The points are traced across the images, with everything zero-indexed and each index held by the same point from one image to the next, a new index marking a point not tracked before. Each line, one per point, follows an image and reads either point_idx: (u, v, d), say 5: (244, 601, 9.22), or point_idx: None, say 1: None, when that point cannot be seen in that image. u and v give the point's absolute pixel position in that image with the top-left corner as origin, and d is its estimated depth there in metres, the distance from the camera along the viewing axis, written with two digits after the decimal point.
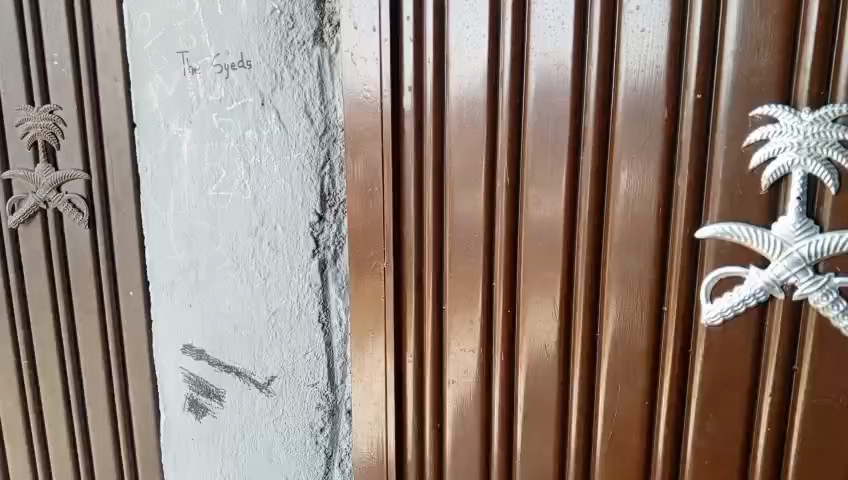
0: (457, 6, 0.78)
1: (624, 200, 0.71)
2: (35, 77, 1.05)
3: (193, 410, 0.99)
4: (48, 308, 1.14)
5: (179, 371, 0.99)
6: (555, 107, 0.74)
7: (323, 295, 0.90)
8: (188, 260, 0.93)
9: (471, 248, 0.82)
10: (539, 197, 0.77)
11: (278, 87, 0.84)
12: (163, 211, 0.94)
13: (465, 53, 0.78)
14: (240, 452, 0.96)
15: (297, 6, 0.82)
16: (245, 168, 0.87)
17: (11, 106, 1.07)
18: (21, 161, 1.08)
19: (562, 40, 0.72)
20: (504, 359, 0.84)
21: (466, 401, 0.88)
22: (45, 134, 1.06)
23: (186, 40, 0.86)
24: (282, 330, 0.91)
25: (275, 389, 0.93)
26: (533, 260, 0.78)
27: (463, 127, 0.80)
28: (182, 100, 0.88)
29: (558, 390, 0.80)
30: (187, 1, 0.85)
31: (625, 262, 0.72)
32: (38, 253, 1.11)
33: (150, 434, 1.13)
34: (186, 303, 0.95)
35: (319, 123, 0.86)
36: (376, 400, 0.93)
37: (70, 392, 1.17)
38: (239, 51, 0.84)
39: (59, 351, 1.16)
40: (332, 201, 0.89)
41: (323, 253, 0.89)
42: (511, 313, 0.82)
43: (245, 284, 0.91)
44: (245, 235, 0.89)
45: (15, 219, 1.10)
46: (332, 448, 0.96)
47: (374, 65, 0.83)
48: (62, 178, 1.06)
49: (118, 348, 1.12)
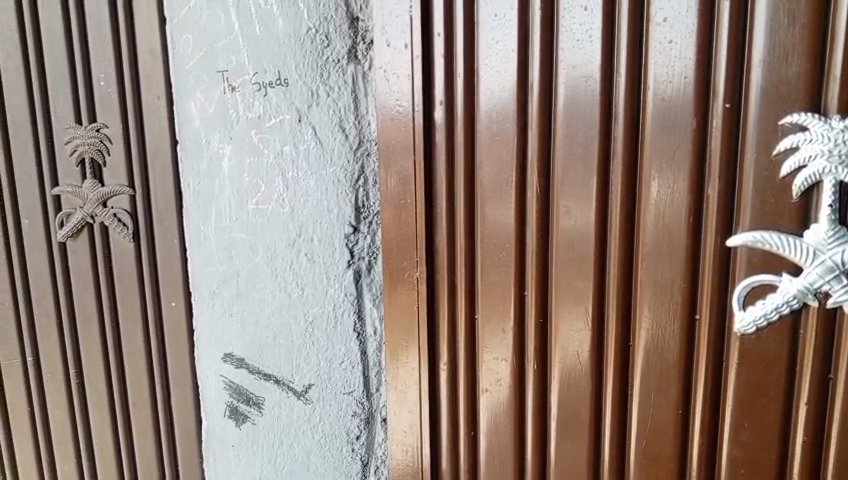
0: (487, 21, 0.80)
1: (655, 209, 0.72)
2: (83, 98, 1.10)
3: (234, 417, 1.02)
4: (94, 318, 1.19)
5: (220, 379, 1.02)
6: (584, 118, 0.75)
7: (358, 305, 0.93)
8: (228, 272, 0.97)
9: (502, 257, 0.84)
10: (569, 207, 0.78)
11: (314, 104, 0.87)
12: (205, 224, 0.97)
13: (495, 67, 0.80)
14: (278, 459, 0.99)
15: (332, 26, 0.85)
16: (283, 182, 0.90)
17: (60, 125, 1.12)
18: (69, 177, 1.13)
19: (590, 53, 0.73)
20: (536, 368, 0.85)
21: (499, 410, 0.89)
22: (92, 151, 1.11)
23: (227, 60, 0.90)
24: (318, 339, 0.93)
25: (312, 397, 0.95)
26: (564, 269, 0.79)
27: (494, 139, 0.82)
28: (223, 117, 0.92)
29: (591, 399, 0.81)
30: (226, 22, 0.89)
31: (657, 271, 0.73)
32: (85, 265, 1.16)
33: (191, 441, 1.17)
34: (227, 313, 0.98)
35: (353, 138, 0.88)
36: (410, 408, 0.95)
37: (116, 399, 1.22)
38: (277, 69, 0.87)
39: (105, 361, 1.20)
40: (366, 213, 0.91)
41: (358, 264, 0.92)
42: (543, 322, 0.83)
43: (283, 294, 0.93)
44: (284, 246, 0.92)
45: (64, 233, 1.15)
46: (368, 455, 0.98)
47: (406, 81, 0.85)
48: (108, 193, 1.11)
49: (161, 356, 1.15)
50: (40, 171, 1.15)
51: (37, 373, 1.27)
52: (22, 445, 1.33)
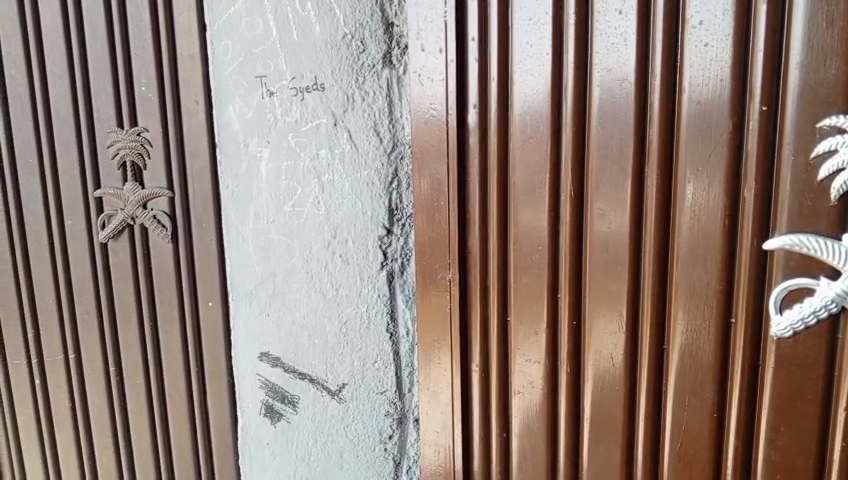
0: (521, 25, 0.80)
1: (690, 212, 0.72)
2: (125, 102, 1.13)
3: (269, 415, 1.04)
4: (134, 317, 1.22)
5: (256, 378, 1.04)
6: (619, 121, 0.75)
7: (391, 306, 0.94)
8: (265, 272, 0.99)
9: (535, 260, 0.84)
10: (604, 210, 0.78)
11: (350, 108, 0.89)
12: (243, 226, 1.00)
13: (528, 71, 0.81)
14: (312, 456, 1.01)
15: (367, 31, 0.87)
16: (319, 185, 0.92)
17: (103, 129, 1.16)
18: (111, 180, 1.17)
19: (625, 57, 0.73)
20: (569, 371, 0.85)
21: (531, 412, 0.89)
22: (134, 154, 1.14)
23: (265, 65, 0.92)
24: (352, 339, 0.95)
25: (346, 396, 0.97)
26: (598, 271, 0.80)
27: (527, 141, 0.82)
28: (261, 121, 0.94)
29: (624, 402, 0.81)
30: (265, 29, 0.91)
31: (692, 274, 0.73)
32: (126, 266, 1.20)
33: (227, 439, 1.19)
34: (263, 313, 1.01)
35: (387, 141, 0.90)
36: (442, 409, 0.96)
37: (154, 396, 1.25)
38: (313, 74, 0.89)
39: (143, 359, 1.24)
40: (400, 215, 0.92)
41: (391, 265, 0.93)
42: (576, 324, 0.83)
43: (318, 295, 0.95)
44: (319, 248, 0.94)
45: (106, 233, 1.19)
46: (400, 455, 0.99)
47: (440, 85, 0.86)
48: (147, 196, 1.14)
49: (198, 355, 1.18)
50: (83, 173, 1.19)
51: (78, 369, 1.31)
52: (64, 440, 1.37)
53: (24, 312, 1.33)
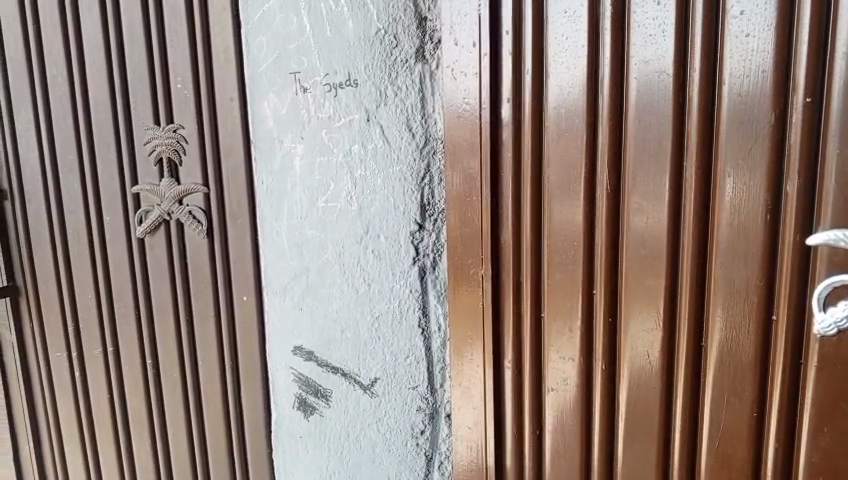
0: (556, 18, 0.79)
1: (730, 207, 0.70)
2: (162, 100, 1.15)
3: (302, 408, 1.05)
4: (170, 311, 1.24)
5: (290, 371, 1.05)
6: (657, 114, 0.74)
7: (423, 301, 0.94)
8: (299, 267, 1.00)
9: (570, 255, 0.83)
10: (641, 205, 0.76)
11: (382, 103, 0.89)
12: (278, 221, 1.01)
13: (563, 64, 0.80)
14: (345, 450, 1.01)
15: (401, 26, 0.87)
16: (351, 180, 0.92)
17: (140, 126, 1.18)
18: (148, 176, 1.19)
19: (663, 48, 0.72)
20: (604, 368, 0.84)
21: (564, 409, 0.88)
22: (170, 151, 1.16)
23: (299, 61, 0.93)
24: (384, 334, 0.95)
25: (377, 390, 0.97)
26: (635, 267, 0.78)
27: (562, 136, 0.81)
28: (295, 118, 0.95)
29: (660, 400, 0.80)
30: (298, 25, 0.92)
31: (731, 271, 0.71)
32: (162, 261, 1.22)
33: (260, 432, 1.21)
34: (297, 307, 1.02)
35: (420, 136, 0.90)
36: (475, 404, 0.96)
37: (189, 389, 1.27)
38: (347, 70, 0.90)
39: (179, 352, 1.26)
40: (432, 211, 0.92)
41: (423, 260, 0.93)
42: (612, 321, 0.82)
43: (350, 290, 0.96)
44: (351, 243, 0.94)
45: (143, 229, 1.21)
46: (432, 450, 0.99)
47: (474, 79, 0.86)
48: (183, 192, 1.16)
49: (232, 349, 1.20)
50: (121, 170, 1.22)
51: (116, 362, 1.34)
52: (103, 431, 1.40)
53: (64, 306, 1.36)
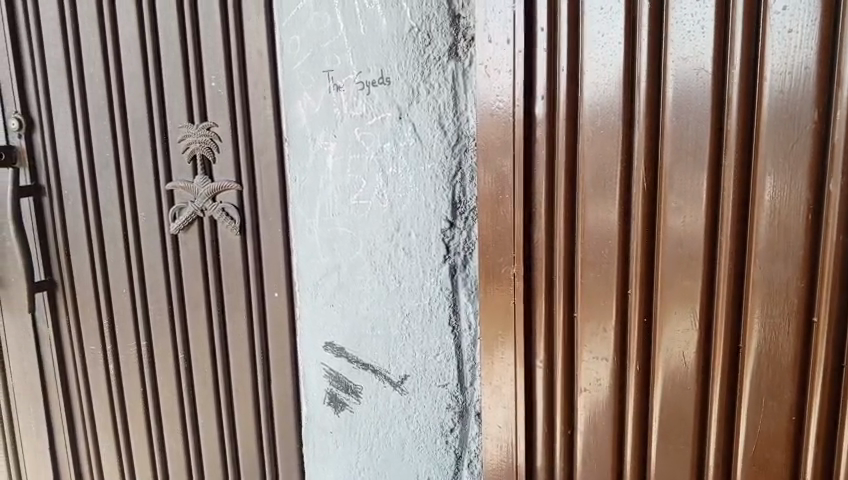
0: (592, 15, 0.79)
1: (770, 207, 0.69)
2: (196, 98, 1.17)
3: (333, 404, 1.06)
4: (202, 306, 1.26)
5: (321, 367, 1.07)
6: (695, 111, 0.72)
7: (453, 299, 0.94)
8: (330, 264, 1.01)
9: (604, 255, 0.82)
10: (678, 204, 0.75)
11: (415, 101, 0.89)
12: (310, 219, 1.02)
13: (599, 61, 0.79)
14: (375, 446, 1.02)
15: (434, 24, 0.87)
16: (383, 178, 0.93)
17: (175, 124, 1.20)
18: (182, 174, 1.21)
19: (703, 45, 0.70)
20: (638, 369, 0.83)
21: (597, 410, 0.88)
22: (204, 148, 1.17)
23: (332, 60, 0.94)
24: (415, 332, 0.96)
25: (407, 388, 0.98)
26: (672, 267, 0.77)
27: (597, 133, 0.81)
28: (328, 116, 0.96)
29: (696, 402, 0.78)
30: (332, 23, 0.93)
31: (771, 271, 0.70)
32: (195, 257, 1.24)
33: (290, 426, 1.22)
34: (328, 304, 1.03)
35: (452, 134, 0.90)
36: (506, 404, 0.95)
37: (220, 384, 1.29)
38: (379, 68, 0.90)
39: (211, 347, 1.28)
40: (463, 209, 0.93)
41: (454, 259, 0.94)
42: (647, 321, 0.81)
43: (381, 287, 0.97)
44: (382, 241, 0.95)
45: (177, 225, 1.23)
46: (461, 449, 0.99)
47: (507, 76, 0.86)
48: (217, 189, 1.17)
49: (263, 344, 1.21)
50: (155, 167, 1.24)
51: (149, 356, 1.36)
52: (136, 424, 1.43)
53: (99, 300, 1.39)
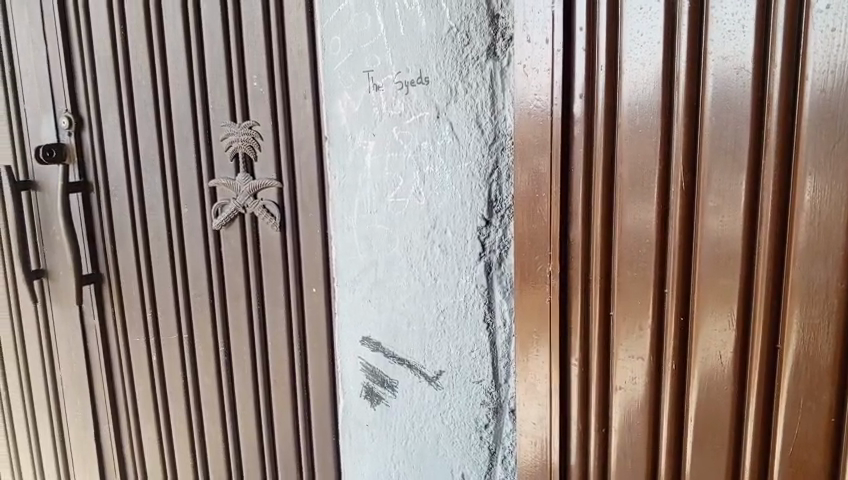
0: (631, 14, 0.79)
1: (810, 206, 0.68)
2: (239, 98, 1.20)
3: (369, 398, 1.09)
4: (243, 301, 1.29)
5: (357, 361, 1.10)
6: (735, 111, 0.72)
7: (489, 296, 0.96)
8: (368, 260, 1.04)
9: (642, 254, 0.83)
10: (717, 205, 0.75)
11: (452, 100, 0.91)
12: (348, 216, 1.05)
13: (638, 60, 0.79)
14: (410, 440, 1.05)
15: (473, 24, 0.89)
16: (420, 176, 0.96)
17: (218, 123, 1.23)
18: (224, 171, 1.25)
19: (743, 44, 0.70)
20: (673, 369, 0.82)
21: (632, 409, 0.88)
22: (246, 147, 1.21)
23: (372, 60, 0.97)
24: (450, 328, 0.98)
25: (443, 383, 1.00)
26: (708, 268, 0.77)
27: (636, 132, 0.81)
28: (367, 115, 0.99)
29: (732, 403, 0.77)
30: (372, 25, 0.96)
31: (810, 271, 0.69)
32: (236, 252, 1.27)
33: (326, 419, 1.25)
34: (365, 299, 1.06)
35: (489, 133, 0.91)
36: (540, 401, 0.96)
37: (259, 376, 1.32)
38: (418, 68, 0.93)
39: (250, 340, 1.31)
40: (499, 207, 0.94)
41: (489, 256, 0.95)
42: (683, 321, 0.81)
43: (417, 283, 0.99)
44: (419, 238, 0.97)
45: (219, 221, 1.26)
46: (495, 445, 1.00)
47: (545, 75, 0.86)
48: (258, 186, 1.20)
49: (301, 338, 1.24)
50: (199, 165, 1.27)
51: (190, 348, 1.40)
52: (177, 414, 1.47)
53: (143, 293, 1.43)
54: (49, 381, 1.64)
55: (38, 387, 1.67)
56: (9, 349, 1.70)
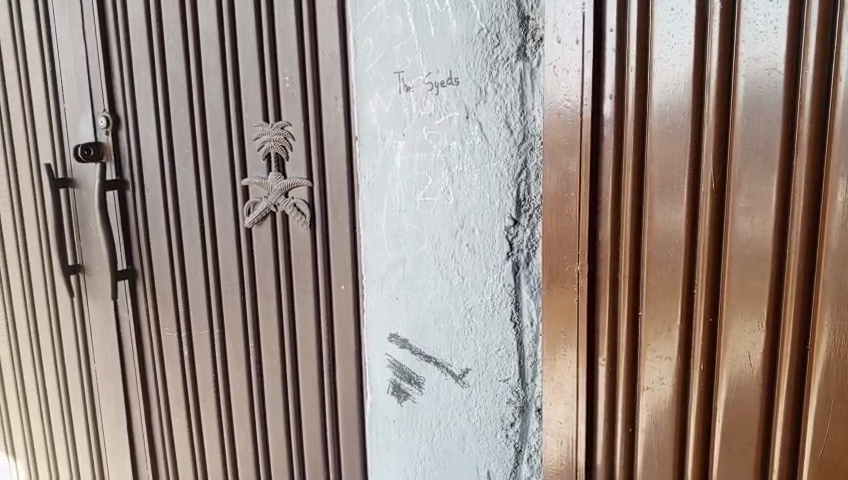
0: (662, 15, 0.79)
1: (843, 209, 0.67)
2: (271, 98, 1.23)
3: (396, 394, 1.10)
4: (273, 298, 1.32)
5: (385, 358, 1.11)
6: (766, 112, 0.72)
7: (516, 295, 0.96)
8: (396, 258, 1.06)
9: (672, 254, 0.82)
10: (748, 206, 0.74)
11: (482, 101, 0.92)
12: (377, 214, 1.07)
13: (668, 61, 0.79)
14: (436, 437, 1.06)
15: (503, 25, 0.90)
16: (449, 176, 0.97)
17: (251, 123, 1.26)
18: (257, 170, 1.27)
19: (775, 45, 0.70)
20: (702, 370, 0.82)
21: (660, 410, 0.87)
22: (278, 147, 1.23)
23: (403, 61, 0.98)
24: (477, 326, 0.99)
25: (469, 381, 1.01)
26: (738, 269, 0.76)
27: (665, 133, 0.81)
28: (397, 115, 1.00)
29: (761, 404, 0.77)
30: (404, 26, 0.97)
31: (843, 274, 0.68)
32: (267, 249, 1.30)
33: (353, 415, 1.26)
34: (393, 296, 1.08)
35: (518, 133, 0.92)
36: (567, 400, 0.96)
37: (288, 372, 1.34)
38: (448, 69, 0.94)
39: (280, 336, 1.33)
40: (527, 207, 0.94)
41: (517, 255, 0.95)
42: (712, 322, 0.81)
43: (445, 281, 1.00)
44: (447, 236, 0.99)
45: (251, 219, 1.29)
46: (521, 443, 1.01)
47: (575, 76, 0.87)
48: (289, 185, 1.23)
49: (329, 334, 1.26)
50: (232, 164, 1.30)
51: (221, 344, 1.43)
52: (207, 408, 1.50)
53: (176, 289, 1.47)
54: (84, 374, 1.69)
55: (73, 380, 1.72)
56: (46, 342, 1.75)
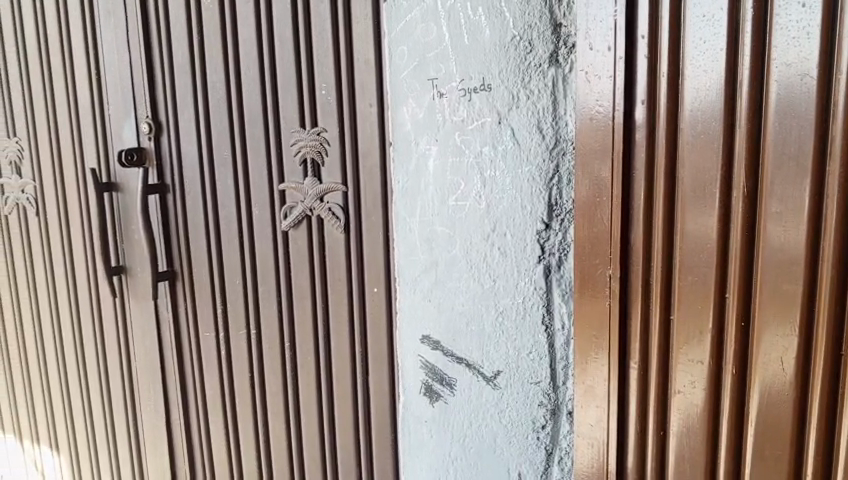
0: (694, 21, 0.79)
1: None
2: (307, 105, 1.26)
3: (428, 395, 1.12)
4: (308, 299, 1.35)
5: (417, 359, 1.13)
6: (798, 117, 0.72)
7: (547, 299, 0.97)
8: (429, 261, 1.08)
9: (703, 259, 0.82)
10: (780, 211, 0.74)
11: (514, 106, 0.94)
12: (411, 218, 1.09)
13: (700, 67, 0.80)
14: (467, 437, 1.08)
15: (536, 32, 0.91)
16: (481, 180, 0.98)
17: (288, 129, 1.30)
18: (293, 175, 1.31)
19: (808, 50, 0.70)
20: (734, 374, 0.82)
21: (691, 414, 0.87)
22: (314, 152, 1.26)
23: (437, 69, 1.00)
24: (508, 329, 1.00)
25: (501, 383, 1.02)
26: (771, 274, 0.76)
27: (697, 138, 0.81)
28: (431, 121, 1.03)
29: (794, 409, 0.77)
30: (438, 35, 0.99)
31: None
32: (303, 252, 1.33)
33: (386, 415, 1.29)
34: (426, 298, 1.09)
35: (550, 138, 0.93)
36: (597, 403, 0.97)
37: (321, 372, 1.37)
38: (481, 75, 0.95)
39: (314, 337, 1.36)
40: (559, 211, 0.95)
41: (548, 259, 0.96)
42: (744, 326, 0.81)
43: (477, 284, 1.02)
44: (479, 240, 1.00)
45: (288, 223, 1.33)
46: (552, 445, 1.02)
47: (607, 82, 0.88)
48: (325, 190, 1.26)
49: (363, 335, 1.29)
50: (269, 169, 1.34)
51: (257, 343, 1.47)
52: (243, 406, 1.54)
53: (214, 290, 1.51)
54: (125, 372, 1.75)
55: (115, 377, 1.78)
56: (90, 340, 1.81)
